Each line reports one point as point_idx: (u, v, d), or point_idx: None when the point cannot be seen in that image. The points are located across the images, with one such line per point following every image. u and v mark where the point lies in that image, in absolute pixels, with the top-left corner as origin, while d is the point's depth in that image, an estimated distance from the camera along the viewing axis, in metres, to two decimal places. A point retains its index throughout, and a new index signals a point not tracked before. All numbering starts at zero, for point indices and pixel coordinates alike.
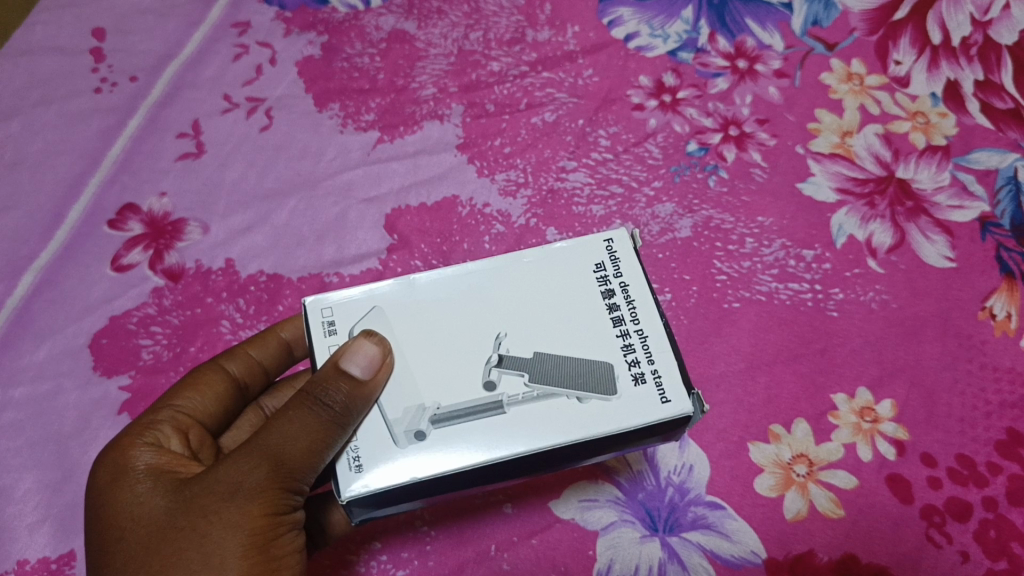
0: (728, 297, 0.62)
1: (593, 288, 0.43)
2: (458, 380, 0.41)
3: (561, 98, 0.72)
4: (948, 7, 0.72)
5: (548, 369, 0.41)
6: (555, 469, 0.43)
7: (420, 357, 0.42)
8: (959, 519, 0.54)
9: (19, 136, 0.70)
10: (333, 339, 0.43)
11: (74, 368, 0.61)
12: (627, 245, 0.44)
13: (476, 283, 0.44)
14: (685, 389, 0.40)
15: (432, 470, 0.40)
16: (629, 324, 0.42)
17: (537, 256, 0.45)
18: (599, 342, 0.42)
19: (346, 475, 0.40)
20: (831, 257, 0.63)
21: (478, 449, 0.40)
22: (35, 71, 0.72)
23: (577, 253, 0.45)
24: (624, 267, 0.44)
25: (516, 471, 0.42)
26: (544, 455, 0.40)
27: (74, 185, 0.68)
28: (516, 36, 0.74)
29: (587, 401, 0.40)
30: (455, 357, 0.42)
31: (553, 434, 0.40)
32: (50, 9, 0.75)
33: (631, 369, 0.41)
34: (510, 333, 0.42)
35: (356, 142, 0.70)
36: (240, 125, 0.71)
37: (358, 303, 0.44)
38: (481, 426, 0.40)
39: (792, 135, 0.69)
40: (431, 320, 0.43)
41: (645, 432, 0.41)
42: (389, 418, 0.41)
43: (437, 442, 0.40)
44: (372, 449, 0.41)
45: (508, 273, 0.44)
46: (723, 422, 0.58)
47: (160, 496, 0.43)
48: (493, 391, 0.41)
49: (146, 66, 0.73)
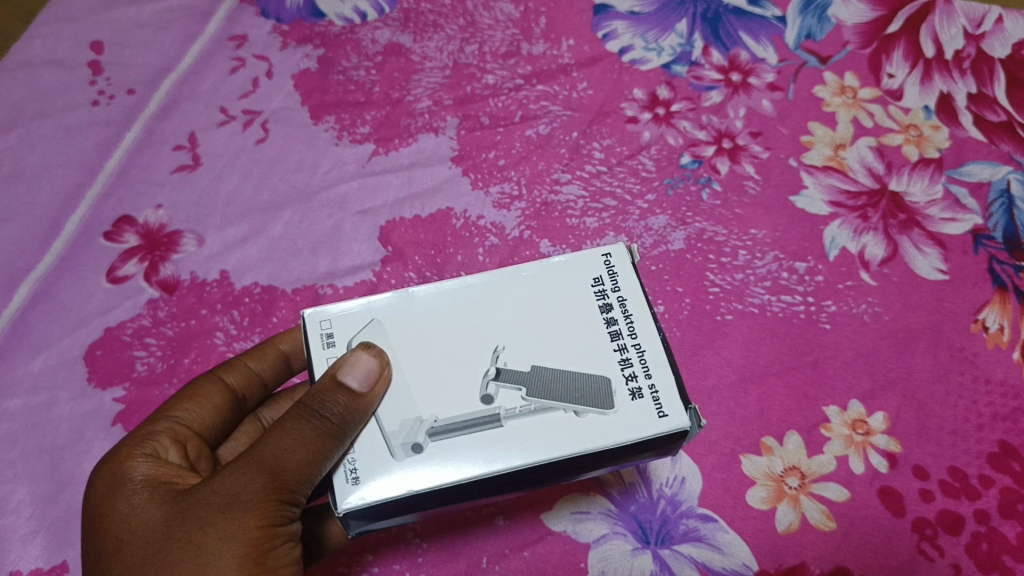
0: (721, 310, 0.62)
1: (592, 302, 0.44)
2: (456, 393, 0.41)
3: (555, 111, 0.72)
4: (941, 21, 0.73)
5: (545, 382, 0.41)
6: (552, 483, 0.43)
7: (419, 369, 0.42)
8: (951, 532, 0.54)
9: (15, 149, 0.70)
10: (331, 351, 0.43)
11: (69, 379, 0.61)
12: (625, 260, 0.45)
13: (474, 297, 0.44)
14: (682, 404, 0.40)
15: (429, 483, 0.40)
16: (627, 338, 0.42)
17: (536, 269, 0.45)
18: (597, 356, 0.42)
19: (343, 487, 0.40)
20: (822, 269, 0.64)
21: (476, 462, 0.40)
22: (33, 85, 0.73)
23: (576, 267, 0.45)
24: (622, 282, 0.44)
25: (513, 485, 0.42)
26: (541, 469, 0.40)
27: (69, 199, 0.68)
28: (511, 50, 0.75)
29: (584, 415, 0.40)
30: (453, 371, 0.42)
31: (550, 448, 0.40)
32: (49, 23, 0.76)
33: (628, 384, 0.41)
34: (507, 346, 0.42)
35: (352, 155, 0.71)
36: (236, 137, 0.71)
37: (356, 315, 0.44)
38: (478, 439, 0.40)
39: (785, 147, 0.69)
40: (430, 333, 0.43)
41: (642, 446, 0.41)
42: (386, 430, 0.41)
43: (434, 455, 0.40)
44: (368, 461, 0.41)
45: (507, 287, 0.44)
46: (715, 433, 0.58)
47: (156, 507, 0.43)
48: (491, 404, 0.41)
49: (142, 80, 0.73)
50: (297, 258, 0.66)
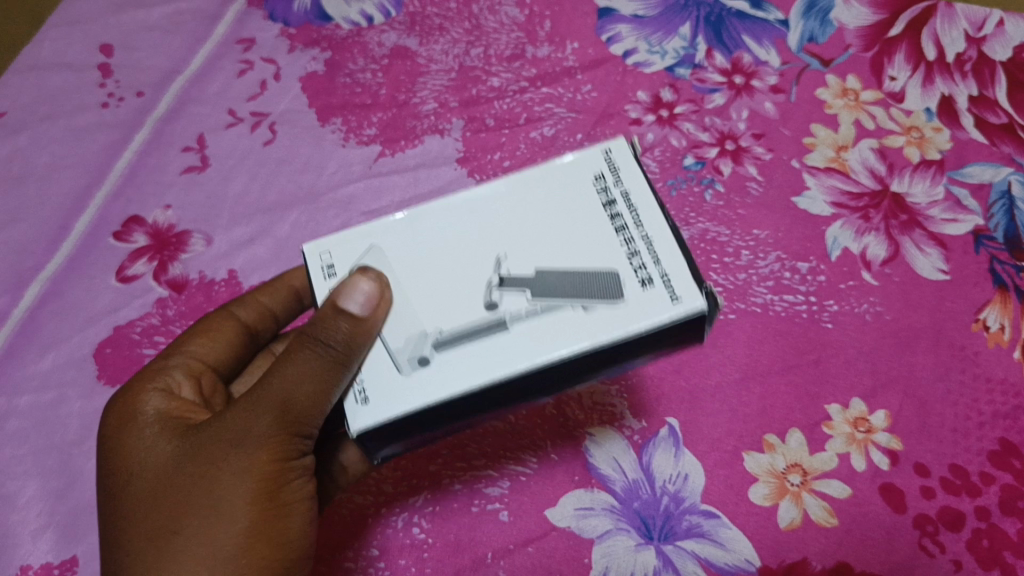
0: (822, 316, 0.62)
1: (595, 200, 0.43)
2: (459, 305, 0.41)
3: (643, 112, 0.73)
4: (942, 23, 0.75)
5: (549, 283, 0.41)
6: (582, 381, 0.43)
7: (420, 285, 0.43)
8: (951, 528, 0.55)
9: (126, 147, 0.71)
10: (332, 281, 0.44)
11: (78, 378, 0.62)
12: (627, 155, 0.44)
13: (474, 209, 0.44)
14: (696, 287, 0.40)
15: (442, 394, 0.40)
16: (629, 229, 0.42)
17: (539, 174, 0.44)
18: (602, 249, 0.41)
19: (353, 408, 0.41)
20: (896, 270, 0.64)
21: (475, 375, 0.40)
22: (161, 87, 0.74)
23: (574, 170, 0.44)
24: (624, 177, 0.43)
25: (542, 384, 0.42)
26: (561, 366, 0.40)
27: (197, 197, 0.69)
28: (419, 53, 0.76)
29: (595, 309, 0.40)
30: (455, 285, 0.42)
31: (556, 346, 0.40)
32: (143, 30, 0.77)
33: (637, 273, 0.40)
34: (507, 255, 0.42)
35: (436, 145, 0.72)
36: (328, 140, 0.72)
37: (355, 243, 0.45)
38: (487, 345, 0.40)
39: (891, 152, 0.69)
40: (429, 254, 0.43)
41: (658, 336, 0.40)
42: (391, 348, 0.42)
43: (434, 369, 0.40)
44: (377, 381, 0.41)
45: (502, 202, 0.44)
46: (785, 426, 0.58)
47: (166, 442, 0.47)
48: (494, 311, 0.41)
49: (244, 84, 0.75)
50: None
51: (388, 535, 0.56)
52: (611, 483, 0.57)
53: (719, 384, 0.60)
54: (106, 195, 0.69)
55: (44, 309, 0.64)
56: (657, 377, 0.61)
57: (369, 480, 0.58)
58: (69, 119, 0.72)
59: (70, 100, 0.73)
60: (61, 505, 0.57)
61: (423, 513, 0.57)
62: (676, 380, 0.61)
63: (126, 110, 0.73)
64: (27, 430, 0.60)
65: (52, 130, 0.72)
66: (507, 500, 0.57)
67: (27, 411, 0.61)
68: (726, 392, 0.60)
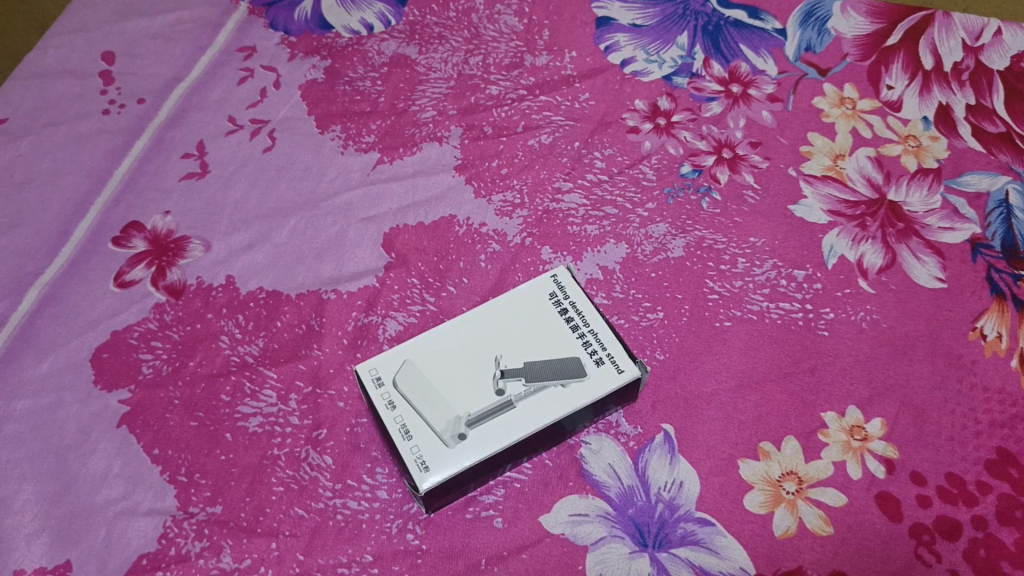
0: (817, 324, 0.62)
1: (553, 311, 0.59)
2: (476, 394, 0.55)
3: (640, 120, 0.73)
4: (939, 33, 0.75)
5: (536, 371, 0.56)
6: (573, 433, 0.58)
7: (446, 384, 0.56)
8: (949, 538, 0.54)
9: (127, 154, 0.72)
10: (382, 389, 0.56)
11: (75, 382, 0.62)
12: (568, 277, 0.60)
13: (471, 326, 0.58)
14: (631, 360, 0.56)
15: (478, 457, 0.53)
16: (583, 327, 0.58)
17: (510, 296, 0.60)
18: (564, 344, 0.57)
19: (418, 474, 0.52)
20: (892, 278, 0.64)
21: (501, 439, 0.53)
22: (163, 95, 0.75)
23: (535, 290, 0.60)
24: (571, 292, 0.59)
25: (542, 442, 0.57)
26: (555, 426, 0.55)
27: (197, 203, 0.70)
28: (418, 61, 0.77)
29: (569, 385, 0.55)
30: (469, 383, 0.56)
31: (548, 414, 0.54)
32: (146, 38, 0.78)
33: (592, 356, 0.56)
34: (504, 354, 0.57)
35: (435, 153, 0.72)
36: (327, 147, 0.73)
37: (393, 358, 0.57)
38: (502, 421, 0.54)
39: (891, 160, 0.69)
40: (446, 361, 0.57)
41: (613, 396, 0.56)
42: (435, 428, 0.53)
43: (471, 443, 0.53)
44: (431, 454, 0.53)
45: (493, 310, 0.59)
46: (781, 434, 0.58)
47: None
48: (502, 395, 0.55)
49: (245, 92, 0.75)
50: (403, 264, 0.67)
51: (382, 541, 0.56)
52: (605, 490, 0.57)
53: (714, 391, 0.60)
54: (106, 201, 0.70)
55: (43, 312, 0.64)
56: (652, 383, 0.61)
57: (364, 485, 0.58)
58: (70, 125, 0.73)
59: (72, 107, 0.74)
60: (57, 508, 0.57)
61: (418, 519, 0.56)
62: (671, 388, 0.60)
63: (127, 117, 0.74)
64: (23, 434, 0.60)
65: (54, 136, 0.72)
66: (501, 506, 0.57)
67: (25, 416, 0.60)
68: (721, 399, 0.60)
